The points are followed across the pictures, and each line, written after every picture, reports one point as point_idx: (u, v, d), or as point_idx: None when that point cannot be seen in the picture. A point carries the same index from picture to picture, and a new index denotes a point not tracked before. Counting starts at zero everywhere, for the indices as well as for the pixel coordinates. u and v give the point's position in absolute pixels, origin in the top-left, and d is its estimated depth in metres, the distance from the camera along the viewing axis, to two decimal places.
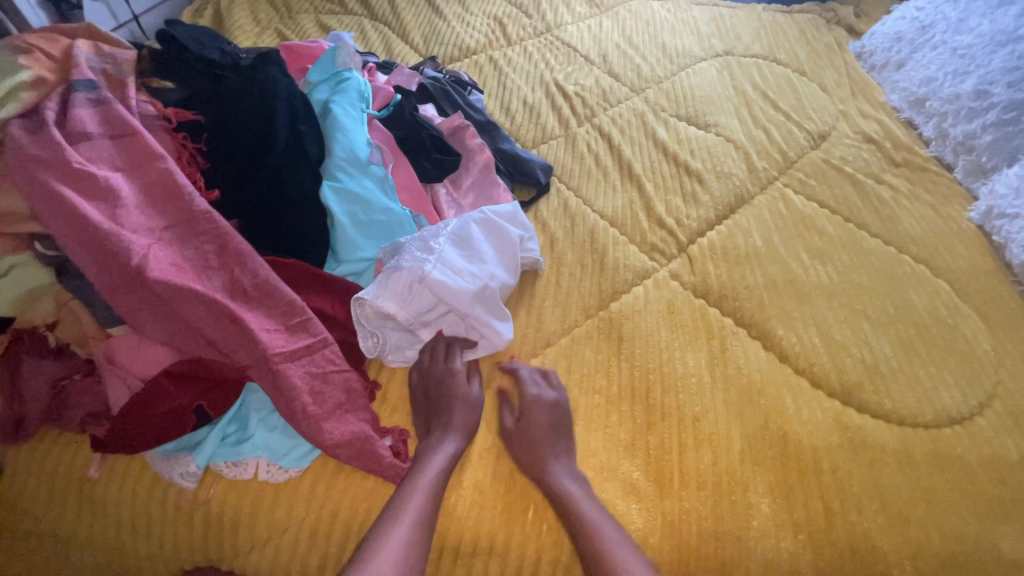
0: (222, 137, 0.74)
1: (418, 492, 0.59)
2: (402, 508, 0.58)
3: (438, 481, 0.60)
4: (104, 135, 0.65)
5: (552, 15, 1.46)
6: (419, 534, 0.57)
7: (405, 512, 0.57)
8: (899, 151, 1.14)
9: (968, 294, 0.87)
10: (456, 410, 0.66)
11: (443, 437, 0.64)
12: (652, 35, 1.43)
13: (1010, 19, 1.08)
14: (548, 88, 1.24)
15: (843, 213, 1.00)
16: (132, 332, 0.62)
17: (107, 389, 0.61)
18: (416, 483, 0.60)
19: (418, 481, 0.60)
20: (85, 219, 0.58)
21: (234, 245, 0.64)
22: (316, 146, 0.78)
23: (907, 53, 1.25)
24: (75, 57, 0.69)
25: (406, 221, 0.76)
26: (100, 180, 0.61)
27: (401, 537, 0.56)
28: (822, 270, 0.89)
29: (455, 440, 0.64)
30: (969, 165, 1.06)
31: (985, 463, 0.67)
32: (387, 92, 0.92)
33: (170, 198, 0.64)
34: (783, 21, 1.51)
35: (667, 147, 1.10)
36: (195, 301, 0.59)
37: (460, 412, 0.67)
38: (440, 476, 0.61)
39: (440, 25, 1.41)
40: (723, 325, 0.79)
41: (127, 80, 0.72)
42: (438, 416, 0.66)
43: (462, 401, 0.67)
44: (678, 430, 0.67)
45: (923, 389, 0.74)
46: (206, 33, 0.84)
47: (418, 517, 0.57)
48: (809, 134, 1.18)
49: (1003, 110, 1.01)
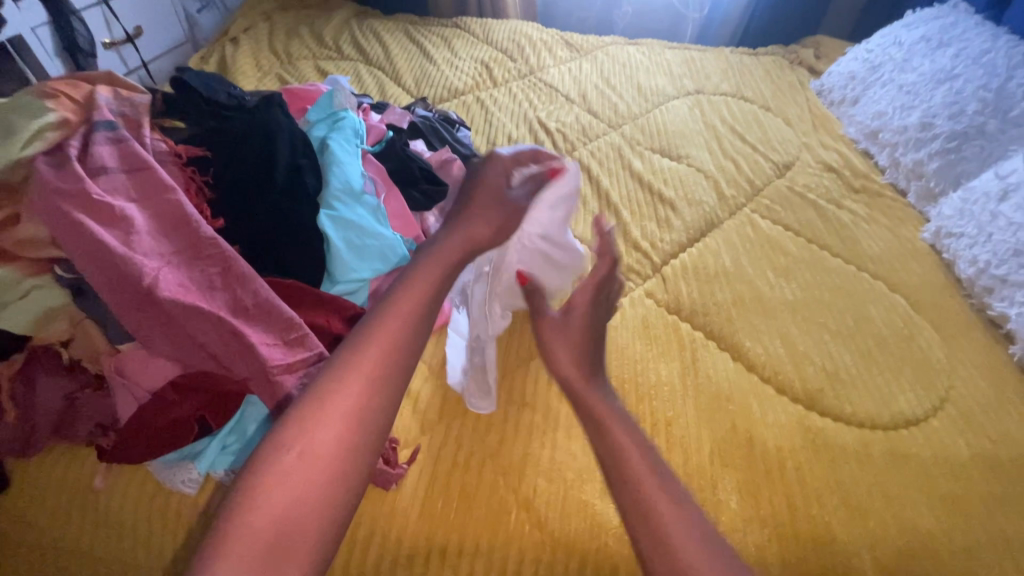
0: (228, 171, 0.81)
1: (373, 349, 0.63)
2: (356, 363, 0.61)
3: (395, 343, 0.64)
4: (121, 170, 0.71)
5: (535, 59, 1.58)
6: (374, 386, 0.61)
7: (358, 368, 0.61)
8: (857, 179, 1.23)
9: (923, 307, 0.93)
10: (421, 273, 0.70)
11: (404, 294, 0.67)
12: (629, 77, 1.54)
13: (947, 60, 1.19)
14: (531, 125, 1.34)
15: (806, 235, 1.08)
16: (139, 348, 0.66)
17: (118, 401, 0.66)
18: (375, 337, 0.64)
19: (374, 338, 0.63)
20: (101, 244, 0.64)
21: (237, 267, 0.70)
22: (314, 178, 0.84)
23: (861, 90, 1.36)
24: (96, 100, 0.76)
25: (396, 244, 0.82)
26: (116, 210, 0.67)
27: (356, 391, 0.60)
28: (786, 286, 0.95)
29: (410, 308, 0.67)
30: (919, 190, 1.15)
31: (938, 461, 0.72)
32: (379, 130, 1.00)
33: (179, 226, 0.70)
34: (749, 63, 1.63)
35: (642, 177, 1.19)
36: (200, 318, 0.64)
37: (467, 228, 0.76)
38: (400, 337, 0.65)
39: (430, 69, 1.52)
40: (694, 338, 0.85)
41: (142, 120, 0.79)
42: (400, 278, 0.70)
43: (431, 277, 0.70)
44: (651, 433, 0.72)
45: (881, 394, 0.79)
46: (214, 78, 0.92)
47: (373, 369, 0.62)
48: (774, 164, 1.27)
49: (946, 139, 1.10)
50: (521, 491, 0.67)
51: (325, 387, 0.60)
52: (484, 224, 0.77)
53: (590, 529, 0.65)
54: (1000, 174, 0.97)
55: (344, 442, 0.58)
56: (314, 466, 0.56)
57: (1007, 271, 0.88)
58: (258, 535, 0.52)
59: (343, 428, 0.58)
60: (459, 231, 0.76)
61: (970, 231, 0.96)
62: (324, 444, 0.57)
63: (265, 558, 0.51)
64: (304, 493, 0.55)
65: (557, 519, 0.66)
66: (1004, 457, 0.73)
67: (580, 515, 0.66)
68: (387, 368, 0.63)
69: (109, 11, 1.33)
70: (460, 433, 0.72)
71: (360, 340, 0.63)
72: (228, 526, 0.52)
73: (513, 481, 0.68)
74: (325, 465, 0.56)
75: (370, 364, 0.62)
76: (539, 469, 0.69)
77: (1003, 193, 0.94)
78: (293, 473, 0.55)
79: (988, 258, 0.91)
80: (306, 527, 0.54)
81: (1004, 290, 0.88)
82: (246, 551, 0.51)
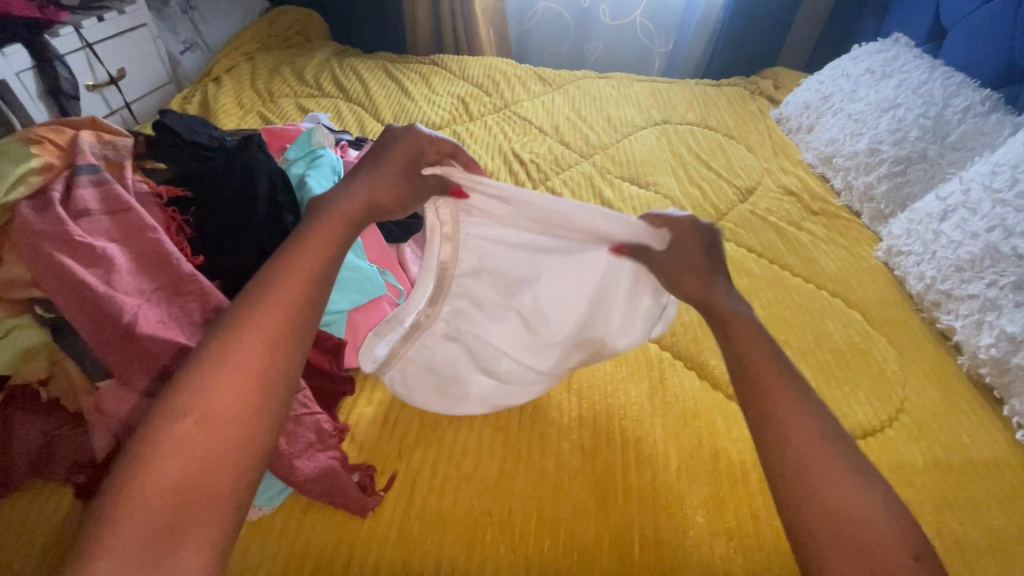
0: (209, 211, 0.84)
1: (277, 298, 0.55)
2: (253, 316, 0.53)
3: (297, 292, 0.56)
4: (103, 212, 0.74)
5: (510, 94, 1.65)
6: (281, 340, 0.53)
7: (256, 322, 0.53)
8: (816, 202, 1.30)
9: (878, 321, 0.98)
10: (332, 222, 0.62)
11: (313, 237, 0.60)
12: (599, 109, 1.62)
13: (890, 90, 1.27)
14: (506, 156, 1.39)
15: (768, 256, 1.13)
16: (117, 384, 0.67)
17: (95, 438, 0.66)
18: (279, 282, 0.56)
19: (275, 291, 0.55)
20: (83, 283, 0.66)
21: (217, 302, 0.72)
22: (292, 213, 0.87)
23: (815, 118, 1.44)
24: (79, 145, 0.79)
25: (374, 276, 0.85)
26: (97, 250, 0.69)
27: (256, 346, 0.52)
28: (750, 306, 1.00)
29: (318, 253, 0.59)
30: (872, 212, 1.21)
31: (892, 469, 0.75)
32: (356, 166, 1.04)
33: (160, 264, 0.73)
34: (712, 94, 1.73)
35: (612, 205, 1.24)
36: (181, 354, 0.67)
37: (372, 184, 0.67)
38: (301, 291, 0.56)
39: (408, 104, 1.58)
40: (662, 358, 0.89)
41: (125, 162, 0.82)
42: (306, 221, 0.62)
43: (341, 220, 0.63)
44: (621, 450, 0.75)
45: (839, 407, 0.83)
46: (195, 119, 0.95)
47: (282, 317, 0.54)
48: (738, 189, 1.33)
49: (892, 164, 1.18)
50: (495, 512, 0.69)
51: (221, 343, 0.51)
52: (388, 183, 0.68)
53: (563, 546, 0.66)
54: (940, 195, 1.03)
55: (244, 401, 0.49)
56: (212, 430, 0.47)
57: (952, 286, 0.93)
58: (144, 518, 0.42)
59: (244, 385, 0.49)
60: (364, 190, 0.66)
61: (917, 249, 1.02)
62: (222, 405, 0.48)
63: (155, 542, 0.42)
64: (204, 463, 0.45)
65: (531, 537, 0.67)
66: (955, 463, 0.77)
67: (552, 532, 0.67)
68: (297, 320, 0.55)
69: (93, 55, 1.37)
70: (437, 459, 0.74)
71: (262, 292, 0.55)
72: (98, 515, 0.42)
73: (487, 502, 0.70)
74: (225, 429, 0.47)
75: (270, 316, 0.53)
76: (513, 488, 0.71)
77: (944, 213, 1.00)
78: (187, 440, 0.46)
79: (934, 274, 0.97)
80: (206, 500, 0.45)
81: (950, 303, 0.93)
82: (136, 539, 0.41)
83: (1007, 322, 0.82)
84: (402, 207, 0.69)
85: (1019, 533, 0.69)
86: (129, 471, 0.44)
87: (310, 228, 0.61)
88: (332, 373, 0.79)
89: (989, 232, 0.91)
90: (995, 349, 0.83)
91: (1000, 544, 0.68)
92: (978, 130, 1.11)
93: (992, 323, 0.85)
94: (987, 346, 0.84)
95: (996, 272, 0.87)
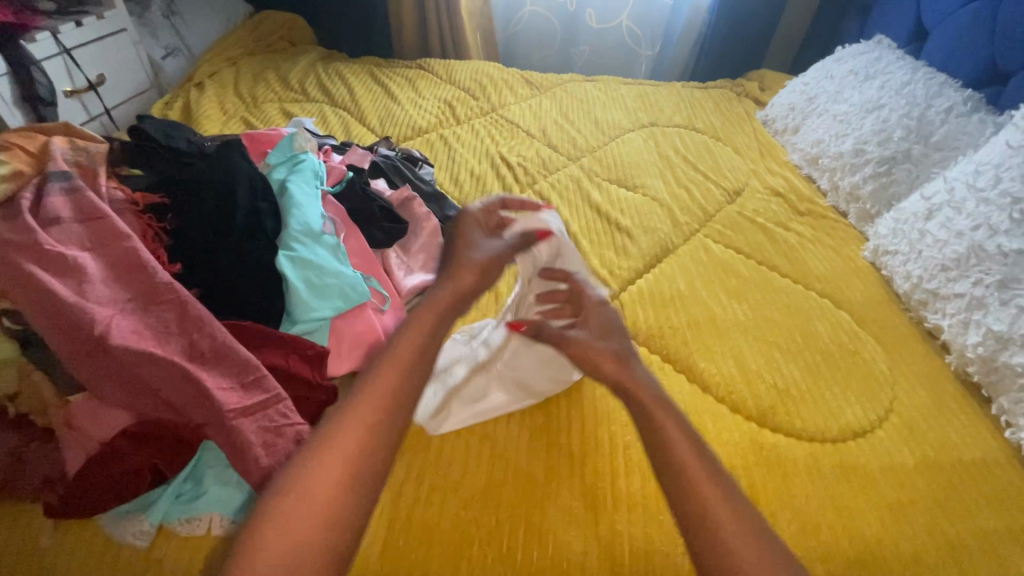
0: (186, 217, 0.82)
1: (376, 387, 0.62)
2: (369, 393, 0.62)
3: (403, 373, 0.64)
4: (75, 220, 0.72)
5: (497, 97, 1.64)
6: (378, 425, 0.60)
7: (369, 397, 0.61)
8: (802, 202, 1.30)
9: (866, 321, 0.98)
10: (431, 307, 0.72)
11: (409, 331, 0.68)
12: (586, 112, 1.61)
13: (874, 91, 1.28)
14: (493, 160, 1.38)
15: (756, 257, 1.13)
16: (90, 398, 0.66)
17: (65, 453, 0.64)
18: (381, 372, 0.64)
19: (385, 369, 0.64)
20: (52, 293, 0.63)
21: (194, 312, 0.70)
22: (273, 219, 0.86)
23: (800, 119, 1.45)
24: (51, 151, 0.77)
25: (357, 282, 0.84)
26: (69, 259, 0.67)
27: (368, 420, 0.60)
28: (738, 307, 0.99)
29: (413, 345, 0.67)
30: (858, 212, 1.22)
31: (883, 470, 0.75)
32: (340, 171, 1.02)
33: (135, 273, 0.71)
34: (699, 95, 1.73)
35: (600, 207, 1.23)
36: (154, 364, 0.64)
37: (457, 274, 0.77)
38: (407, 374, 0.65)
39: (395, 108, 1.57)
40: (651, 362, 0.88)
41: (99, 169, 0.80)
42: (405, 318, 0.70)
43: (433, 316, 0.71)
44: (611, 457, 0.74)
45: (829, 408, 0.82)
46: (173, 125, 0.94)
47: (379, 405, 0.61)
48: (725, 191, 1.33)
49: (877, 164, 1.18)
50: (483, 524, 0.68)
51: (338, 416, 0.60)
52: (470, 271, 0.78)
53: (550, 558, 0.65)
54: (925, 195, 1.03)
55: (354, 469, 0.57)
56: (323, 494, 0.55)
57: (938, 285, 0.93)
58: None
59: (354, 455, 0.58)
60: (448, 287, 0.75)
61: (903, 248, 1.03)
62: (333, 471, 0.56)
63: None
64: (316, 520, 0.53)
65: (518, 549, 0.66)
66: (945, 462, 0.76)
67: (540, 543, 0.66)
68: (392, 405, 0.62)
69: (70, 61, 1.34)
70: (423, 469, 0.72)
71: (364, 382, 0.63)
72: None
73: (475, 514, 0.68)
74: (335, 493, 0.55)
75: (381, 393, 0.62)
76: (500, 498, 0.70)
77: (929, 213, 1.01)
78: (292, 522, 0.52)
79: (920, 274, 0.97)
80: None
81: (937, 302, 0.93)
82: None
83: (993, 320, 0.82)
84: (474, 283, 0.78)
85: (1009, 533, 0.69)
86: (247, 543, 0.51)
87: (407, 323, 0.69)
88: (314, 381, 0.76)
89: (974, 231, 0.91)
90: (982, 348, 0.83)
91: (990, 545, 0.68)
92: (961, 129, 1.12)
93: (979, 321, 0.85)
94: (974, 344, 0.84)
95: (982, 270, 0.87)
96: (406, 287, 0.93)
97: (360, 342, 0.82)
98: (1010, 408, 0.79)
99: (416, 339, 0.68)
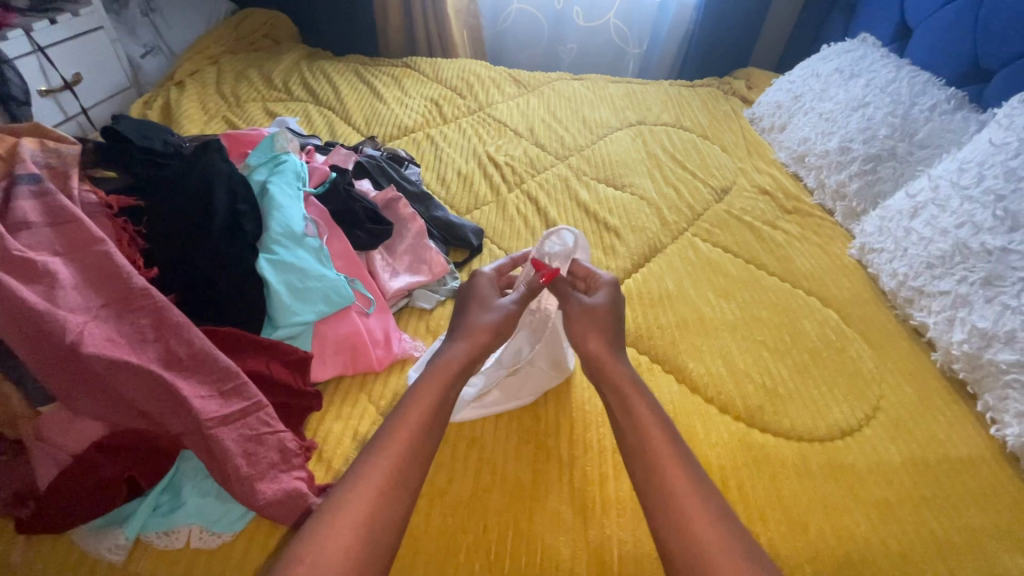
0: (163, 221, 0.80)
1: (396, 440, 0.63)
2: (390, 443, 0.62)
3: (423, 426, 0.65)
4: (45, 224, 0.69)
5: (484, 96, 1.63)
6: (397, 479, 0.61)
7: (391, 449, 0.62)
8: (789, 200, 1.30)
9: (853, 319, 0.98)
10: (447, 359, 0.72)
11: (428, 383, 0.68)
12: (574, 110, 1.60)
13: (859, 89, 1.28)
14: (480, 159, 1.37)
15: (744, 255, 1.13)
16: (62, 409, 0.64)
17: (36, 467, 0.62)
18: (400, 424, 0.64)
19: (405, 420, 0.64)
20: (19, 301, 0.61)
21: (171, 317, 0.68)
22: (254, 223, 0.84)
23: (787, 117, 1.45)
24: (20, 152, 0.74)
25: (341, 284, 0.82)
26: (39, 265, 0.65)
27: (390, 472, 0.60)
28: (726, 306, 0.99)
29: (431, 396, 0.67)
30: (844, 210, 1.22)
31: (871, 470, 0.75)
32: (323, 171, 1.00)
33: (109, 278, 0.68)
34: (686, 94, 1.73)
35: (588, 207, 1.23)
36: (128, 373, 0.62)
37: (471, 336, 0.74)
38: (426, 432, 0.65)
39: (380, 107, 1.55)
40: (640, 363, 0.88)
41: (71, 171, 0.78)
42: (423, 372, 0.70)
43: (451, 368, 0.71)
44: (600, 461, 0.73)
45: (817, 407, 0.82)
46: (150, 126, 0.92)
47: (399, 457, 0.62)
48: (713, 189, 1.33)
49: (863, 162, 1.18)
50: (470, 531, 0.67)
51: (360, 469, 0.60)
52: (486, 328, 0.75)
53: (538, 565, 0.64)
54: (910, 192, 1.04)
55: (377, 518, 0.57)
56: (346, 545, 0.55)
57: (924, 283, 0.93)
58: None
59: (380, 493, 0.59)
60: (466, 340, 0.74)
61: (889, 246, 1.03)
62: (355, 522, 0.56)
63: None
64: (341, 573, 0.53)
65: (507, 556, 0.65)
66: (932, 460, 0.76)
67: (528, 549, 0.65)
68: (411, 459, 0.62)
69: (45, 59, 1.30)
70: None
71: (386, 434, 0.63)
72: None
73: (463, 520, 0.67)
74: (357, 543, 0.55)
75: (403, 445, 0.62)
76: (488, 504, 0.69)
77: (914, 210, 1.01)
78: None
79: (906, 271, 0.97)
80: None
81: (922, 300, 0.94)
82: None
83: (978, 318, 0.83)
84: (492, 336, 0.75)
85: (996, 530, 0.69)
86: None
87: (427, 375, 0.69)
88: (297, 388, 0.75)
89: (958, 229, 0.91)
90: (968, 345, 0.83)
91: (977, 543, 0.68)
92: (945, 127, 1.13)
93: (964, 318, 0.85)
94: (960, 342, 0.84)
95: (966, 268, 0.87)
96: (391, 289, 0.92)
97: (344, 346, 0.81)
98: (995, 404, 0.79)
99: (434, 391, 0.68)
